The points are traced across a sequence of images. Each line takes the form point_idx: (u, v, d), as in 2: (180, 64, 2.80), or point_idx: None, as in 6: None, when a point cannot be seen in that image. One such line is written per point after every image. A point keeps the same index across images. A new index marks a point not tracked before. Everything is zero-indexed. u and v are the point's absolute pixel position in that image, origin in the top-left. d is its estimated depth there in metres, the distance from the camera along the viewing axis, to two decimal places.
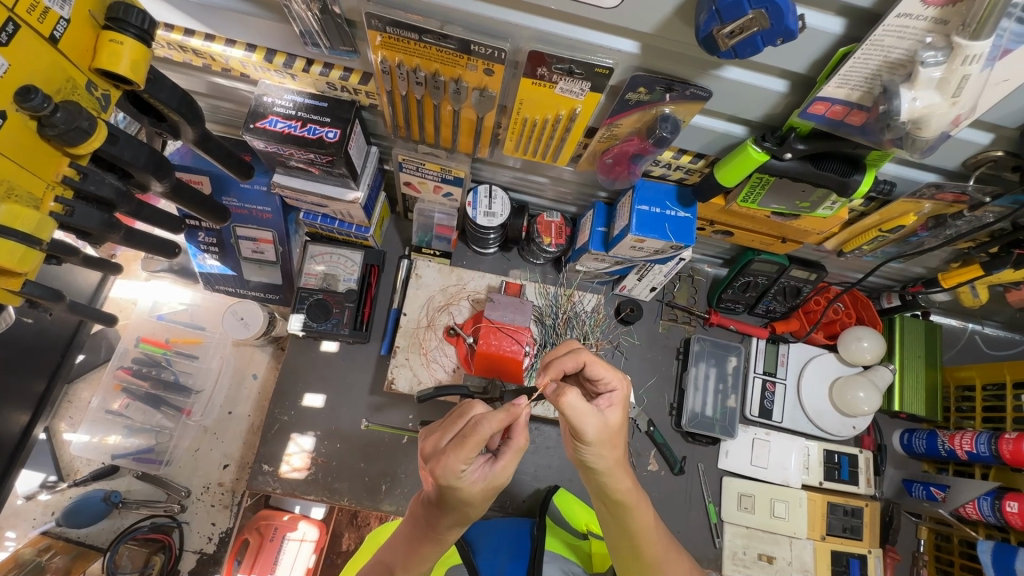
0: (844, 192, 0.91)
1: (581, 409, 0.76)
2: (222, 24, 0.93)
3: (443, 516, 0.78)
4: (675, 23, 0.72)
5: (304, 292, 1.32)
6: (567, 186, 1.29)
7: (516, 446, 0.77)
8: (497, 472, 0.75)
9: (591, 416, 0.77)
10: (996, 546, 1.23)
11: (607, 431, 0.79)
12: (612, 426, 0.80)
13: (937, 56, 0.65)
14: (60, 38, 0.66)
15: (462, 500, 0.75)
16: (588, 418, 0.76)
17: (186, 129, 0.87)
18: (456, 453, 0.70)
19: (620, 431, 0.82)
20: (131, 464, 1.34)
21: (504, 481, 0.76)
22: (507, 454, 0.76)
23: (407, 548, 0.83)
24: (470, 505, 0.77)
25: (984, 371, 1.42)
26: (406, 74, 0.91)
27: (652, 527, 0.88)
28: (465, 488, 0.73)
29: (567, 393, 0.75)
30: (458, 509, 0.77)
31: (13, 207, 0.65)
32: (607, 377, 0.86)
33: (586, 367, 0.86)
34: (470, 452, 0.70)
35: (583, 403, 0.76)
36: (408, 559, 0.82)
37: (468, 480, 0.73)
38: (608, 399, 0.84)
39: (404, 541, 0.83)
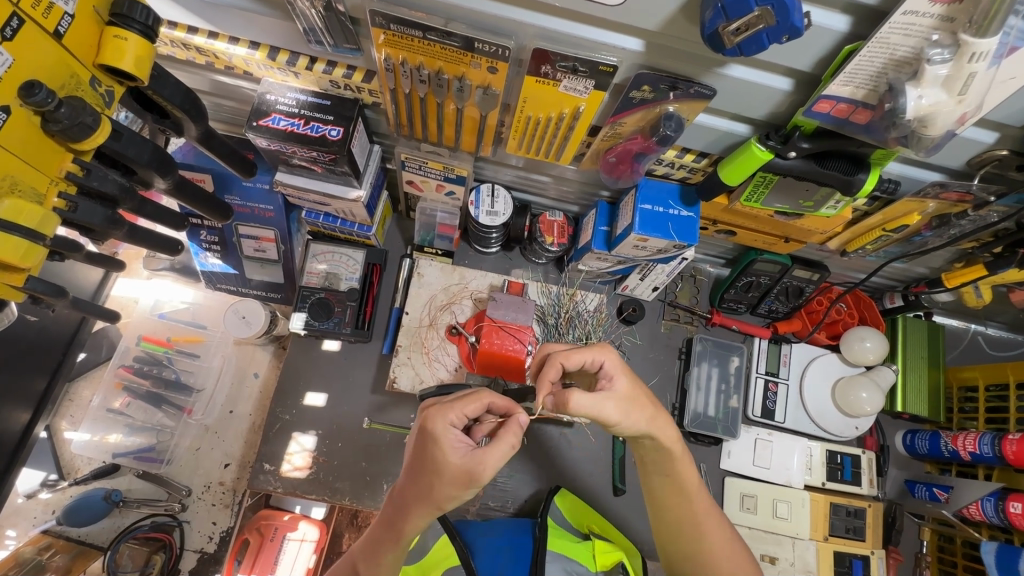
0: (848, 191, 0.91)
1: (589, 403, 0.79)
2: (225, 22, 0.93)
3: (410, 501, 0.76)
4: (680, 20, 0.72)
5: (306, 291, 1.32)
6: (570, 185, 1.28)
7: (509, 445, 0.74)
8: (480, 460, 0.72)
9: (608, 399, 0.81)
10: (1000, 547, 1.23)
11: (624, 407, 0.82)
12: (626, 396, 0.83)
13: (943, 54, 0.64)
14: (64, 34, 0.66)
15: (434, 469, 0.73)
16: (602, 403, 0.80)
17: (189, 126, 0.87)
18: (451, 406, 0.76)
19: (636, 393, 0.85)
20: (132, 463, 1.34)
21: (483, 475, 0.72)
22: (496, 449, 0.73)
23: (374, 544, 0.82)
24: (439, 485, 0.73)
25: (987, 372, 1.42)
26: (409, 72, 0.90)
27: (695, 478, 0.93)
28: (441, 452, 0.72)
29: (572, 395, 0.78)
30: (429, 495, 0.75)
31: (16, 202, 0.65)
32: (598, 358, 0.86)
33: (566, 364, 0.85)
34: (465, 411, 0.76)
35: (591, 397, 0.79)
36: (372, 561, 0.82)
37: (448, 442, 0.72)
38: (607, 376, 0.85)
39: (372, 534, 0.83)
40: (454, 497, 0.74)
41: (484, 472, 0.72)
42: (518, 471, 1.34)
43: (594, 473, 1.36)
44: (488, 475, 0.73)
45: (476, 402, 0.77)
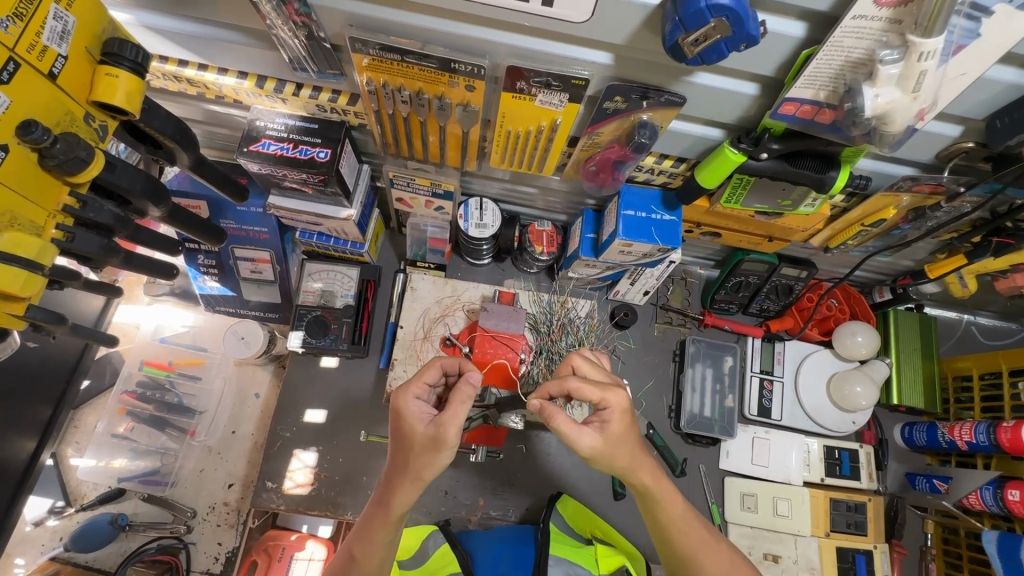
0: (821, 189, 0.93)
1: (569, 429, 0.80)
2: (214, 54, 0.96)
3: (393, 476, 0.83)
4: (644, 33, 0.75)
5: (303, 310, 1.35)
6: (556, 195, 1.32)
7: (464, 404, 0.78)
8: (440, 422, 0.78)
9: (587, 433, 0.81)
10: (1001, 536, 1.22)
11: (603, 446, 0.82)
12: (613, 438, 0.82)
13: (894, 54, 0.67)
14: (58, 74, 0.69)
15: (404, 440, 0.82)
16: (581, 433, 0.80)
17: (181, 155, 0.90)
18: (413, 383, 0.86)
19: (623, 442, 0.83)
20: (137, 487, 1.36)
21: (448, 439, 0.78)
22: (450, 412, 0.78)
23: (365, 524, 0.87)
24: (414, 456, 0.81)
25: (980, 361, 1.43)
26: (391, 94, 0.94)
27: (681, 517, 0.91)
28: (409, 424, 0.82)
29: (558, 413, 0.80)
30: (407, 465, 0.82)
31: (15, 235, 0.68)
32: (594, 395, 0.84)
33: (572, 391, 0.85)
34: (424, 383, 0.87)
35: (572, 423, 0.80)
36: (364, 538, 0.86)
37: (412, 413, 0.82)
38: (602, 415, 0.84)
39: (362, 520, 0.88)
40: (428, 465, 0.80)
41: (449, 433, 0.78)
42: (518, 479, 1.35)
43: (595, 477, 1.37)
44: (453, 434, 0.78)
45: (432, 370, 0.88)
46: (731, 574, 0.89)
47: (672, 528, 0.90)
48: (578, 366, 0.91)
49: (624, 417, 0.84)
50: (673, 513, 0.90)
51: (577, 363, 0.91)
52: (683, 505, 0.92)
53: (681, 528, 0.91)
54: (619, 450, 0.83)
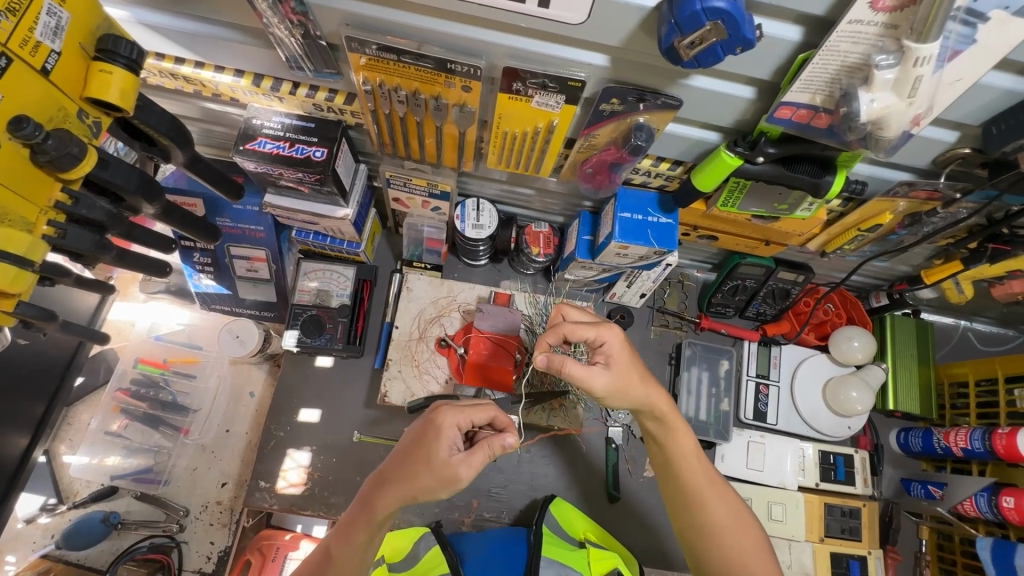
0: (818, 194, 0.93)
1: (580, 372, 0.85)
2: (211, 52, 0.96)
3: (393, 476, 0.83)
4: (640, 35, 0.75)
5: (298, 309, 1.35)
6: (553, 197, 1.32)
7: (486, 457, 0.81)
8: (463, 459, 0.79)
9: (598, 373, 0.87)
10: (996, 543, 1.22)
11: (614, 380, 0.88)
12: (620, 376, 0.89)
13: (889, 59, 0.67)
14: (51, 70, 0.69)
15: (424, 454, 0.81)
16: (592, 375, 0.86)
17: (176, 152, 0.90)
18: (461, 410, 0.85)
19: (629, 374, 0.90)
20: (130, 485, 1.35)
21: (461, 475, 0.79)
22: (479, 455, 0.80)
23: (348, 522, 0.87)
24: (424, 472, 0.80)
25: (976, 368, 1.43)
26: (387, 94, 0.94)
27: (692, 455, 0.95)
28: (439, 443, 0.81)
29: (567, 363, 0.82)
30: (411, 480, 0.81)
31: (6, 231, 0.68)
32: (593, 335, 0.90)
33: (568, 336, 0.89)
34: (472, 417, 0.85)
35: (581, 368, 0.85)
36: (344, 538, 0.86)
37: (446, 437, 0.81)
38: (603, 352, 0.90)
39: (346, 518, 0.88)
40: (427, 488, 0.80)
41: (462, 472, 0.79)
42: (513, 481, 1.35)
43: (589, 480, 1.37)
44: (466, 475, 0.79)
45: (484, 411, 0.86)
46: (736, 515, 0.94)
47: (680, 466, 0.95)
48: (568, 314, 0.95)
49: (624, 349, 0.90)
50: (684, 447, 0.95)
51: (565, 310, 0.95)
52: (695, 441, 0.97)
53: (689, 467, 0.94)
54: (629, 381, 0.89)
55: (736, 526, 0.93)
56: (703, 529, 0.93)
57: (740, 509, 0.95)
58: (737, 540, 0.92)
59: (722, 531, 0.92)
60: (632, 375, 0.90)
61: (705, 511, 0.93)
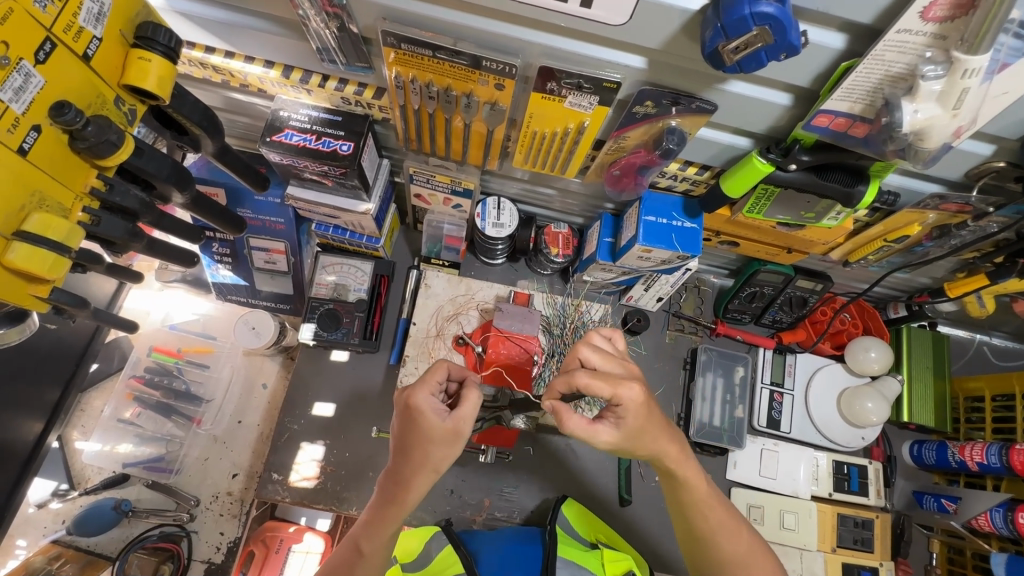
0: (848, 204, 0.93)
1: (585, 430, 0.80)
2: (243, 43, 0.96)
3: (408, 471, 0.82)
4: (682, 39, 0.74)
5: (316, 302, 1.33)
6: (575, 198, 1.31)
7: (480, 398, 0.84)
8: (462, 417, 0.81)
9: (603, 431, 0.81)
10: (1010, 558, 1.21)
11: (621, 440, 0.82)
12: (629, 432, 0.81)
13: (937, 70, 0.66)
14: (92, 56, 0.69)
15: (421, 433, 0.80)
16: (597, 433, 0.80)
17: (206, 142, 0.90)
18: (425, 380, 0.83)
19: (643, 427, 0.82)
20: (143, 473, 1.36)
21: (466, 430, 0.81)
22: (469, 403, 0.82)
23: (373, 519, 0.86)
24: (431, 448, 0.80)
25: (993, 382, 1.42)
26: (418, 89, 0.93)
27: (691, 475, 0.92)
28: (425, 418, 0.79)
29: (569, 421, 0.78)
30: (424, 460, 0.81)
31: (44, 216, 0.68)
32: (609, 393, 0.80)
33: (581, 384, 0.81)
34: (435, 380, 0.84)
35: (585, 426, 0.79)
36: (374, 532, 0.86)
37: (429, 408, 0.79)
38: (616, 410, 0.82)
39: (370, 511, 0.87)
40: (445, 457, 0.81)
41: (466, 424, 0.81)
42: (525, 480, 1.34)
43: (601, 482, 1.37)
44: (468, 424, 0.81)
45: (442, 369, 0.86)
46: (734, 523, 0.95)
47: (676, 484, 0.92)
48: (586, 358, 0.85)
49: (641, 410, 0.80)
50: (699, 495, 0.93)
51: (584, 354, 0.85)
52: (709, 487, 0.94)
53: (688, 485, 0.92)
54: (641, 439, 0.83)
55: (732, 533, 0.94)
56: (700, 532, 0.95)
57: (739, 519, 0.96)
58: (752, 572, 0.93)
59: (736, 565, 0.93)
60: (646, 432, 0.83)
61: (703, 518, 0.94)
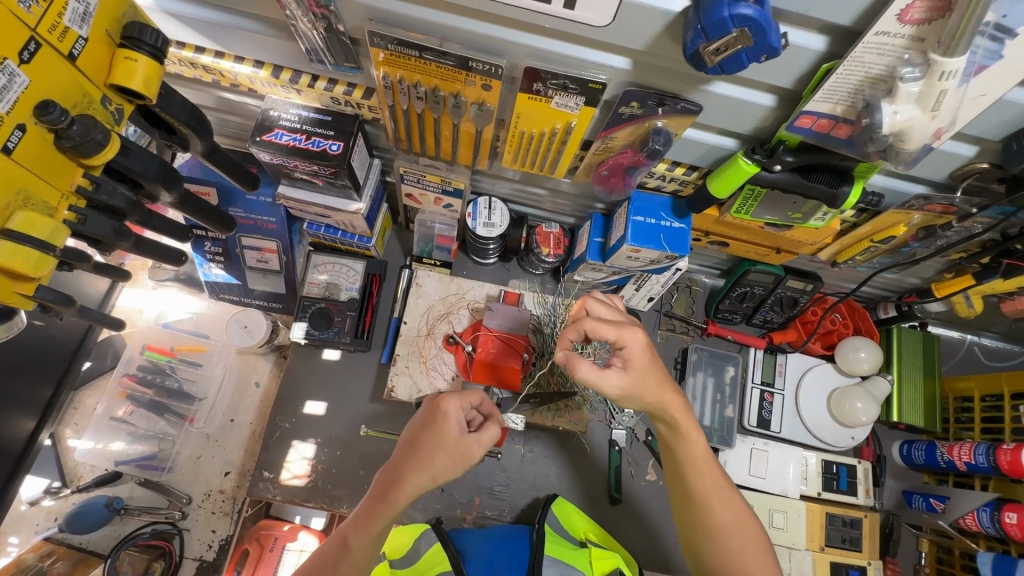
0: (833, 204, 0.93)
1: (595, 374, 0.85)
2: (232, 43, 0.96)
3: (406, 467, 0.87)
4: (664, 40, 0.75)
5: (307, 301, 1.35)
6: (565, 198, 1.32)
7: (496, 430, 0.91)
8: (477, 441, 0.88)
9: (613, 375, 0.87)
10: (996, 558, 1.22)
11: (630, 383, 0.88)
12: (635, 380, 0.88)
13: (914, 72, 0.67)
14: (77, 56, 0.69)
15: (436, 437, 0.87)
16: (606, 377, 0.86)
17: (195, 141, 0.91)
18: (462, 395, 0.91)
19: (648, 375, 0.89)
20: (134, 471, 1.36)
21: (475, 452, 0.88)
22: (489, 436, 0.89)
23: (363, 513, 0.87)
24: (437, 455, 0.86)
25: (982, 383, 1.43)
26: (407, 90, 0.94)
27: (698, 459, 0.95)
28: (448, 426, 0.87)
29: (579, 362, 0.82)
30: (428, 465, 0.86)
31: (28, 215, 0.68)
32: (614, 336, 0.88)
33: (589, 332, 0.89)
34: (468, 399, 0.92)
35: (595, 370, 0.84)
36: (361, 528, 0.86)
37: (455, 419, 0.87)
38: (622, 355, 0.89)
39: (362, 508, 0.88)
40: (442, 469, 0.86)
41: (474, 449, 0.87)
42: (516, 479, 1.35)
43: (591, 481, 1.37)
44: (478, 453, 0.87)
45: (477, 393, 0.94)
46: (740, 516, 0.94)
47: (686, 471, 0.95)
48: (592, 309, 0.94)
49: (645, 352, 0.88)
50: (696, 454, 0.95)
51: (590, 304, 0.94)
52: (718, 476, 0.95)
53: (695, 470, 0.94)
54: (644, 385, 0.89)
55: (738, 531, 0.93)
56: (705, 527, 0.94)
57: (745, 513, 0.95)
58: (739, 542, 0.92)
59: (723, 532, 0.93)
60: (649, 377, 0.89)
61: (710, 512, 0.93)
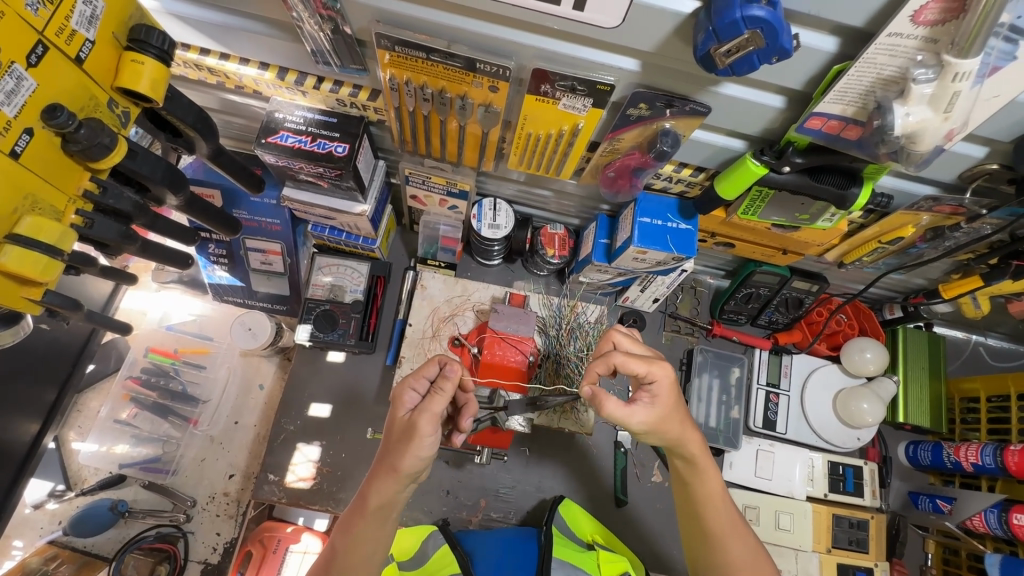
0: (842, 205, 0.93)
1: (622, 412, 0.85)
2: (237, 44, 0.96)
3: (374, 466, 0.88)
4: (674, 41, 0.75)
5: (312, 303, 1.33)
6: (571, 199, 1.31)
7: (442, 395, 0.82)
8: (417, 411, 0.82)
9: (638, 411, 0.86)
10: (1004, 559, 1.22)
11: (655, 419, 0.87)
12: (659, 417, 0.87)
13: (928, 74, 0.66)
14: (85, 59, 0.69)
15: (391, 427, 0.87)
16: (633, 413, 0.85)
17: (201, 144, 0.90)
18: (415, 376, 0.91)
19: (669, 416, 0.88)
20: (138, 473, 1.37)
21: (420, 425, 0.81)
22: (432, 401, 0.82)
23: (348, 519, 0.88)
24: (394, 444, 0.85)
25: (988, 383, 1.43)
26: (413, 91, 0.94)
27: (715, 495, 0.95)
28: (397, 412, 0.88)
29: (607, 402, 0.82)
30: (387, 456, 0.85)
31: (37, 219, 0.68)
32: (645, 371, 0.86)
33: (619, 367, 0.87)
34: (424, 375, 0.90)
35: (623, 407, 0.84)
36: (346, 533, 0.87)
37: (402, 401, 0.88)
38: (650, 390, 0.88)
39: (347, 514, 0.90)
40: (403, 455, 0.82)
41: (423, 422, 0.81)
42: (522, 480, 1.35)
43: (597, 483, 1.37)
44: (426, 424, 0.81)
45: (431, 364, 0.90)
46: (754, 555, 0.94)
47: (703, 507, 0.95)
48: (619, 342, 0.94)
49: (672, 390, 0.88)
50: (711, 489, 0.95)
51: (617, 338, 0.93)
52: (732, 513, 0.96)
53: (710, 506, 0.95)
54: (668, 423, 0.88)
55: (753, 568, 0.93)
56: (717, 566, 0.94)
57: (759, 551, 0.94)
58: None
59: (739, 568, 0.92)
60: (673, 417, 0.88)
61: (725, 550, 0.93)
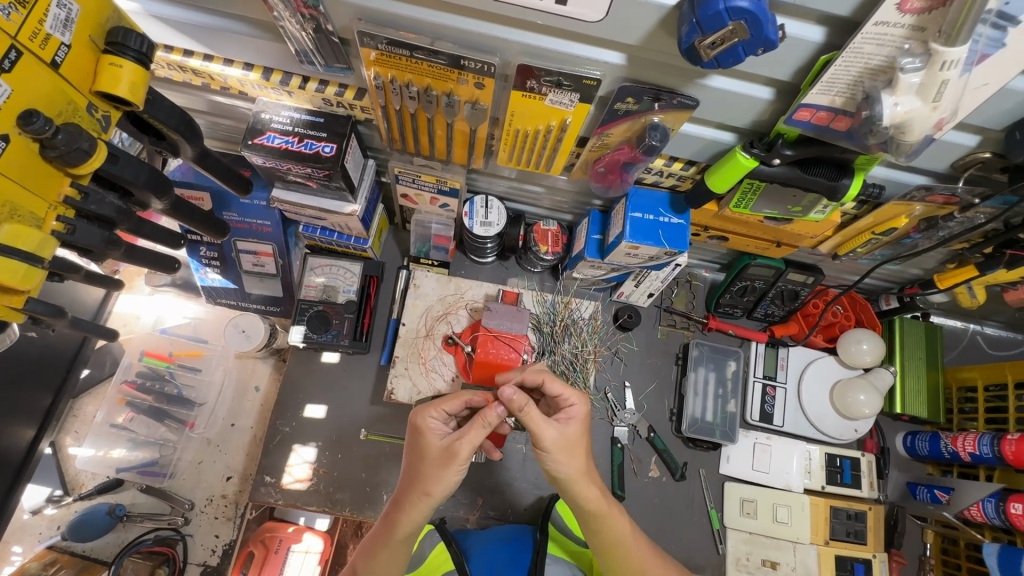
0: (833, 197, 0.92)
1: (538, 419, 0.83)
2: (220, 45, 0.95)
3: (403, 494, 0.87)
4: (659, 33, 0.73)
5: (305, 304, 1.33)
6: (563, 195, 1.30)
7: (483, 427, 0.83)
8: (458, 439, 0.83)
9: (551, 426, 0.84)
10: (1002, 548, 1.21)
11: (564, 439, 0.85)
12: (571, 438, 0.86)
13: (915, 62, 0.65)
14: (61, 63, 0.68)
15: (419, 453, 0.86)
16: (547, 424, 0.84)
17: (185, 146, 0.89)
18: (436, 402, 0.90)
19: (580, 442, 0.87)
20: (135, 477, 1.36)
21: (460, 453, 0.83)
22: (470, 431, 0.84)
23: (371, 544, 0.89)
24: (426, 470, 0.85)
25: (985, 372, 1.42)
26: (398, 90, 0.92)
27: (628, 535, 0.92)
28: (425, 438, 0.86)
29: (528, 405, 0.82)
30: (419, 479, 0.85)
31: (15, 227, 0.67)
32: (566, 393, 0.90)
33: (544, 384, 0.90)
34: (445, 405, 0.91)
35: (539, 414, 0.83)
36: (370, 557, 0.88)
37: (430, 429, 0.87)
38: (567, 413, 0.88)
39: (370, 538, 0.90)
40: (438, 480, 0.83)
41: (463, 449, 0.83)
42: (518, 479, 1.34)
43: None
44: (465, 451, 0.83)
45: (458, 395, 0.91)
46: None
47: (621, 547, 0.91)
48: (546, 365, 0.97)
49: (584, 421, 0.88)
50: (620, 531, 0.91)
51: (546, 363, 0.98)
52: (644, 547, 0.94)
53: (628, 546, 0.92)
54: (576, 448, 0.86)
55: None
56: None
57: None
58: None
59: None
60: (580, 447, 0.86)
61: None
